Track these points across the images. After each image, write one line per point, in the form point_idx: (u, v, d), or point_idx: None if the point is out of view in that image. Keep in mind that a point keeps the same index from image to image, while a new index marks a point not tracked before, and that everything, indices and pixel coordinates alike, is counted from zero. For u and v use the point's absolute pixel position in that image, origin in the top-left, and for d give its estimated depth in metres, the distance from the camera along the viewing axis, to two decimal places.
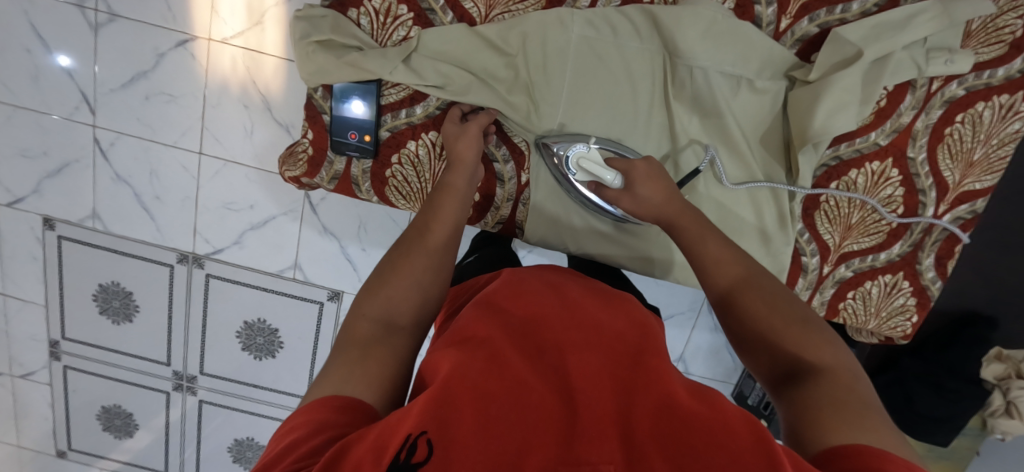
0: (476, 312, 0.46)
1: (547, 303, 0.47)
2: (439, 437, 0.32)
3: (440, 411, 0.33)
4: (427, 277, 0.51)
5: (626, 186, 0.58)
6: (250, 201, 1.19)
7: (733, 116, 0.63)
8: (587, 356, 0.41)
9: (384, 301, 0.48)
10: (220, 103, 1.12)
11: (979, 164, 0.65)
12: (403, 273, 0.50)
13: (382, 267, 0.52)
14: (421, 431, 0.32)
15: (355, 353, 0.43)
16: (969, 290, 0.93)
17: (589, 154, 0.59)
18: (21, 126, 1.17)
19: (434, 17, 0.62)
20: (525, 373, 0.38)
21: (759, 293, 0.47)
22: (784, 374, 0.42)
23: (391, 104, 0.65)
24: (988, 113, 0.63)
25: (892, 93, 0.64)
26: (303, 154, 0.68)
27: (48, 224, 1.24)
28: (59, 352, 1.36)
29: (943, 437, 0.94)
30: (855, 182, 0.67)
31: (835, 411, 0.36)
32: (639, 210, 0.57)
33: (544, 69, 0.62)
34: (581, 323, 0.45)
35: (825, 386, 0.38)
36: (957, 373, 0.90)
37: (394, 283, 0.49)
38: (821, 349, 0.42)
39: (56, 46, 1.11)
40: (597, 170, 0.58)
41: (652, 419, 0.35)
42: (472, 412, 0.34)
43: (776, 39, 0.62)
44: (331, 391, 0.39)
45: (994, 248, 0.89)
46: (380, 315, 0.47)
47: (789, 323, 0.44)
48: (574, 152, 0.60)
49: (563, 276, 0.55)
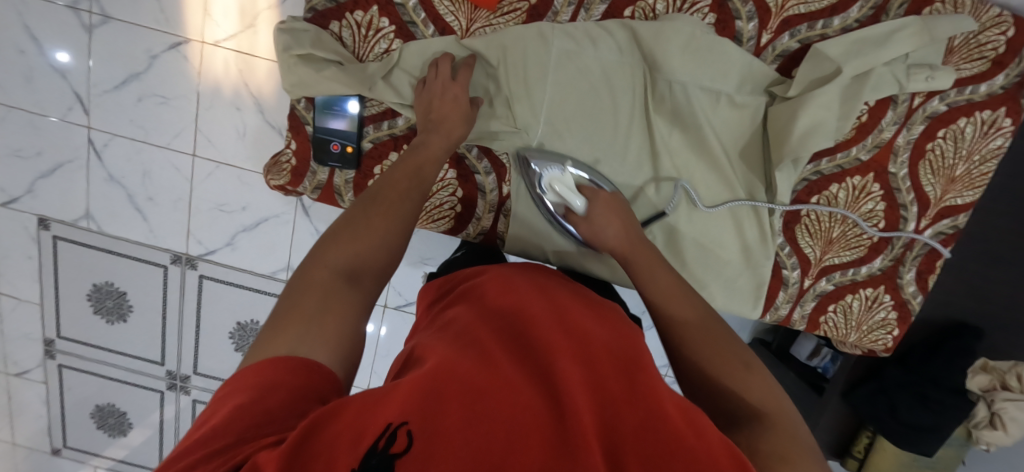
0: (468, 315, 0.46)
1: (539, 301, 0.47)
2: (421, 428, 0.31)
3: (424, 403, 0.33)
4: (390, 235, 0.50)
5: (589, 212, 0.59)
6: (242, 204, 1.20)
7: (713, 130, 0.63)
8: (576, 360, 0.40)
9: (352, 251, 0.47)
10: (213, 106, 1.13)
11: (961, 179, 0.65)
12: (371, 231, 0.49)
13: (346, 215, 0.51)
14: (404, 421, 0.31)
15: (308, 306, 0.41)
16: (955, 300, 0.93)
17: (562, 177, 0.60)
18: (15, 127, 1.18)
19: (415, 30, 0.63)
20: (515, 371, 0.38)
21: (700, 329, 0.48)
22: (727, 417, 0.42)
23: (373, 115, 0.65)
24: (969, 128, 0.63)
25: (873, 108, 0.64)
26: (286, 164, 0.68)
27: (43, 223, 1.25)
28: (54, 350, 1.37)
29: (927, 447, 0.93)
30: (836, 197, 0.67)
31: (788, 450, 0.36)
32: (596, 238, 0.59)
33: (525, 84, 0.62)
34: (573, 323, 0.44)
35: (775, 436, 0.38)
36: (941, 385, 0.91)
37: (358, 235, 0.48)
38: (762, 390, 0.43)
39: (51, 46, 1.11)
40: (567, 195, 0.60)
41: (639, 421, 0.34)
42: (457, 403, 0.33)
43: (757, 54, 0.62)
44: (283, 350, 0.38)
45: (980, 259, 0.89)
46: (345, 266, 0.46)
47: (731, 361, 0.45)
48: (548, 173, 0.61)
49: (550, 279, 0.54)
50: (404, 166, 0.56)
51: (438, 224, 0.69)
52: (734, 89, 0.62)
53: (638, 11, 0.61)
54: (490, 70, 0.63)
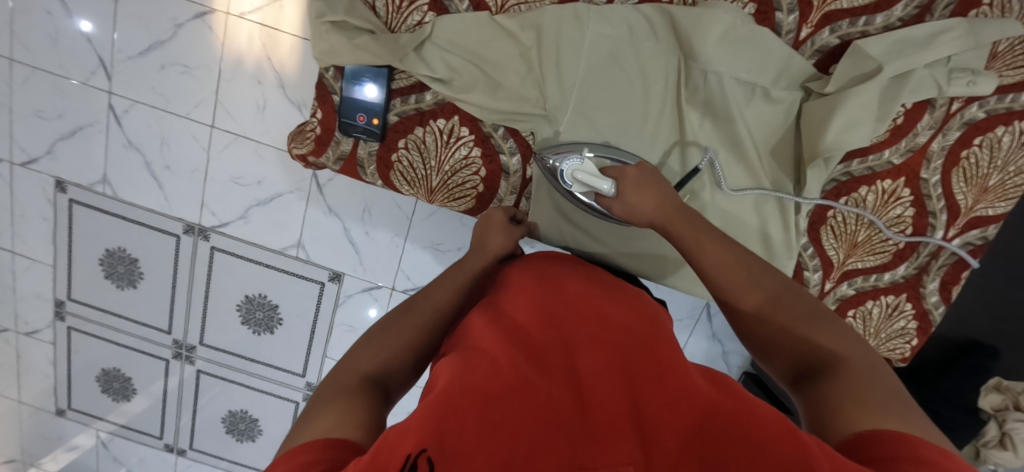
0: (480, 324, 0.43)
1: (549, 301, 0.44)
2: (445, 454, 0.26)
3: (439, 424, 0.28)
4: (420, 338, 0.49)
5: (619, 192, 0.54)
6: (258, 177, 1.20)
7: (745, 124, 0.62)
8: (593, 350, 0.37)
9: (377, 357, 0.46)
10: (234, 78, 1.13)
11: (993, 190, 0.64)
12: (392, 336, 0.48)
13: (379, 326, 0.51)
14: (422, 449, 0.26)
15: (339, 398, 0.38)
16: (973, 319, 0.92)
17: (583, 166, 0.56)
18: (37, 88, 1.18)
19: (450, 4, 0.62)
20: (532, 369, 0.34)
21: (762, 292, 0.47)
22: (804, 368, 0.43)
23: (401, 89, 0.65)
24: (1006, 138, 0.62)
25: (910, 111, 0.62)
26: (311, 133, 0.68)
27: (60, 186, 1.26)
28: (63, 312, 1.38)
29: None
30: (864, 200, 0.66)
31: (866, 399, 0.35)
32: (630, 217, 0.54)
33: (557, 65, 0.61)
34: (583, 319, 0.41)
35: (841, 380, 0.38)
36: (951, 401, 0.93)
37: (385, 342, 0.47)
38: (836, 342, 0.42)
39: (78, 11, 1.12)
40: (591, 180, 0.55)
41: (672, 402, 0.31)
42: (475, 417, 0.29)
43: (795, 48, 0.61)
44: (316, 433, 0.34)
45: (999, 279, 0.88)
46: (373, 370, 0.44)
47: (802, 322, 0.45)
48: (566, 167, 0.58)
49: (567, 269, 0.52)
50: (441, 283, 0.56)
51: (460, 202, 0.68)
52: (769, 81, 0.61)
53: None
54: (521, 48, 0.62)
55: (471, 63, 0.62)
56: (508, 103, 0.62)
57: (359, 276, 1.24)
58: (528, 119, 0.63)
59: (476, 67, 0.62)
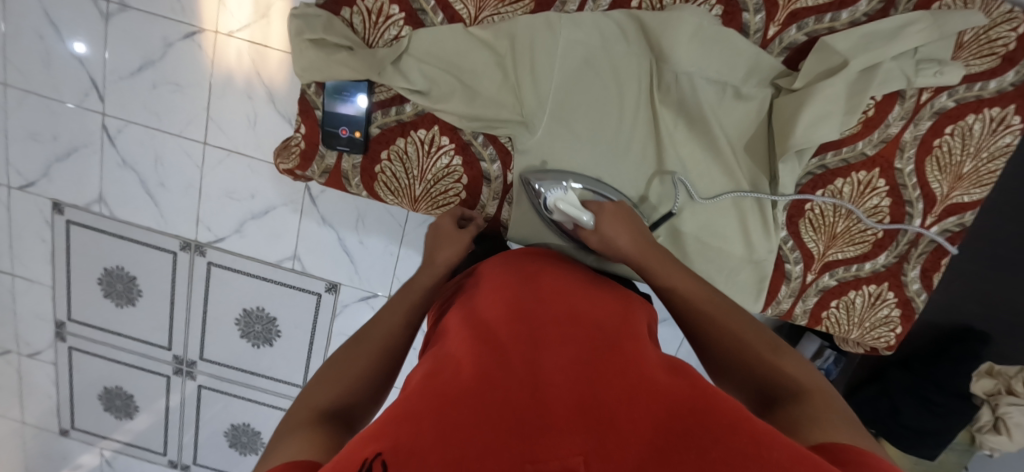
0: (453, 327, 0.44)
1: (521, 300, 0.45)
2: (400, 457, 0.27)
3: (398, 431, 0.28)
4: (383, 365, 0.49)
5: (598, 224, 0.57)
6: (251, 191, 1.21)
7: (719, 123, 0.63)
8: (560, 350, 0.38)
9: (345, 379, 0.46)
10: (225, 94, 1.15)
11: (968, 177, 0.65)
12: (357, 357, 0.48)
13: (343, 348, 0.51)
14: (378, 453, 0.26)
15: (307, 429, 0.38)
16: (962, 305, 0.93)
17: (566, 196, 0.59)
18: (32, 112, 1.20)
19: (425, 17, 0.63)
20: (496, 371, 0.34)
21: (732, 319, 0.48)
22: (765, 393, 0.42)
23: (382, 101, 0.66)
24: (977, 125, 0.63)
25: (880, 103, 0.63)
26: (296, 148, 0.69)
27: (57, 208, 1.28)
28: (64, 332, 1.40)
29: (929, 450, 0.95)
30: (841, 192, 0.67)
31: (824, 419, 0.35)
32: (607, 250, 0.57)
33: (532, 72, 0.62)
34: (553, 320, 0.42)
35: (802, 403, 0.38)
36: (944, 388, 0.92)
37: (349, 362, 0.48)
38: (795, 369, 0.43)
39: (70, 35, 1.14)
40: (572, 211, 0.58)
41: (630, 404, 0.32)
42: (434, 424, 0.29)
43: (763, 47, 0.62)
44: (284, 458, 0.33)
45: (986, 261, 0.90)
46: (343, 396, 0.44)
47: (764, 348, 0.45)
48: (550, 194, 0.61)
49: (544, 267, 0.53)
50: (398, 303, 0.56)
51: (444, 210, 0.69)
52: (740, 80, 0.62)
53: (646, 2, 0.61)
54: (496, 56, 0.63)
55: (448, 73, 0.63)
56: (486, 110, 0.63)
57: (355, 285, 1.26)
58: (506, 124, 0.65)
59: (453, 77, 0.63)
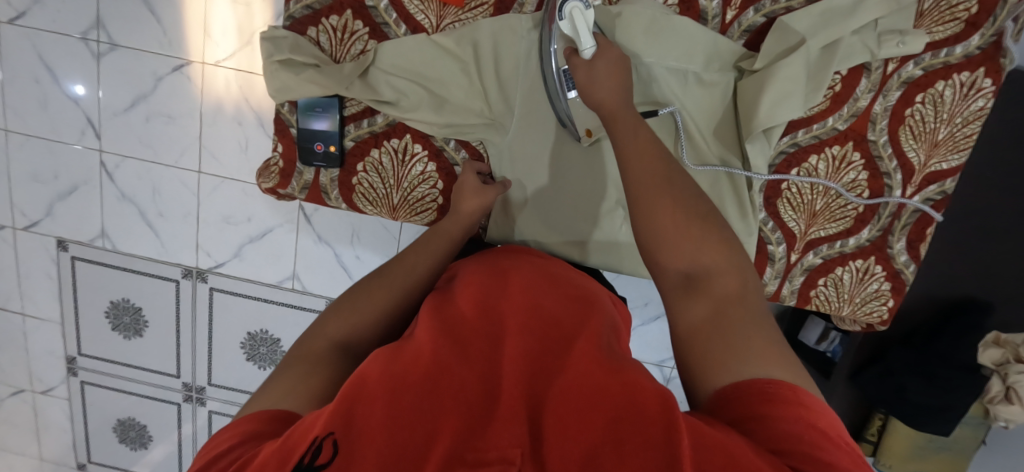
0: (428, 308, 0.46)
1: (492, 286, 0.47)
2: (347, 438, 0.31)
3: (351, 413, 0.32)
4: (399, 304, 0.52)
5: (595, 60, 0.54)
6: (247, 214, 1.24)
7: (685, 109, 0.64)
8: (519, 336, 0.40)
9: (352, 321, 0.48)
10: (215, 122, 1.18)
11: (944, 143, 0.65)
12: (377, 296, 0.51)
13: (360, 284, 0.54)
14: (329, 432, 0.31)
15: (306, 368, 0.42)
16: (959, 278, 0.93)
17: (585, 12, 0.55)
18: (33, 153, 1.25)
19: (389, 30, 0.64)
20: (452, 358, 0.37)
21: (673, 198, 0.45)
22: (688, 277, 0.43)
23: (353, 115, 0.67)
24: (948, 91, 0.63)
25: (846, 77, 0.63)
26: (276, 167, 0.71)
27: (62, 245, 1.31)
28: (75, 367, 1.42)
29: (940, 427, 0.93)
30: (816, 168, 0.67)
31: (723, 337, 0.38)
32: (588, 87, 0.53)
33: (497, 77, 0.63)
34: (518, 304, 0.44)
35: (713, 311, 0.40)
36: (948, 362, 0.92)
37: (357, 307, 0.50)
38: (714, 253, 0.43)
39: (65, 77, 1.19)
40: (580, 31, 0.55)
41: (570, 395, 0.35)
42: (384, 405, 0.33)
43: (723, 32, 0.62)
44: (264, 406, 0.38)
45: (977, 232, 0.89)
46: (338, 337, 0.47)
47: (692, 227, 0.44)
48: (568, 2, 0.56)
49: (522, 261, 0.54)
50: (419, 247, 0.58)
51: (421, 217, 0.69)
52: (701, 66, 0.62)
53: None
54: (461, 63, 0.64)
55: (415, 83, 0.64)
56: (456, 115, 0.65)
57: None
58: (475, 129, 0.66)
59: (419, 87, 0.64)
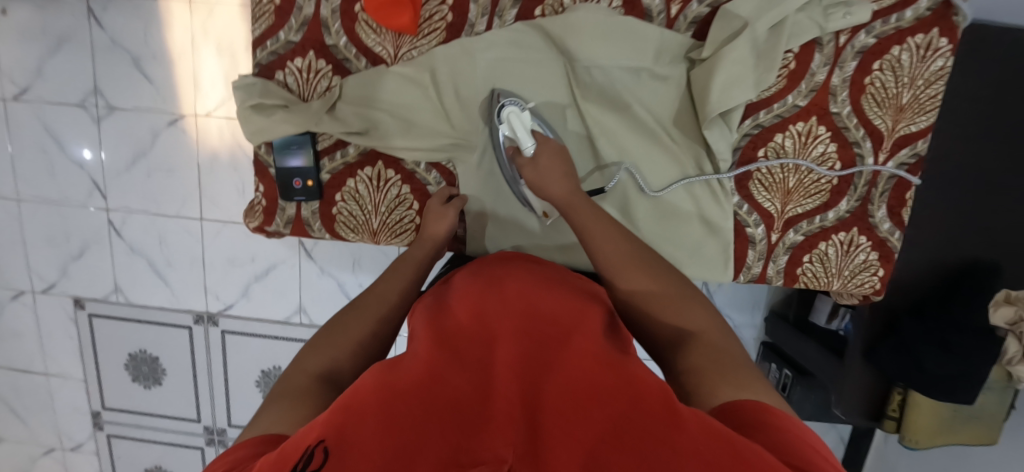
0: (423, 327, 0.48)
1: (485, 299, 0.49)
2: (339, 446, 0.31)
3: (343, 420, 0.33)
4: (375, 332, 0.56)
5: (538, 157, 0.61)
6: (251, 254, 1.27)
7: (643, 106, 0.65)
8: (512, 346, 0.42)
9: (332, 353, 0.51)
10: (212, 170, 1.23)
11: (909, 107, 0.65)
12: (353, 326, 0.55)
13: (334, 320, 0.57)
14: (321, 441, 0.31)
15: (294, 401, 0.44)
16: (962, 238, 0.89)
17: (520, 113, 0.61)
18: (44, 219, 1.31)
19: (351, 65, 0.67)
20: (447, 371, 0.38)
21: (647, 274, 0.55)
22: (676, 339, 0.49)
23: (325, 148, 0.70)
24: (905, 55, 0.63)
25: (799, 54, 0.64)
26: (259, 206, 0.73)
27: (79, 303, 1.37)
28: (101, 421, 1.46)
29: (965, 395, 0.91)
30: (783, 147, 0.67)
31: (715, 367, 0.43)
32: (540, 184, 0.60)
33: (457, 97, 0.66)
34: (509, 316, 0.46)
35: (699, 353, 0.45)
36: (962, 328, 0.88)
37: (335, 339, 0.53)
38: (693, 315, 0.50)
39: (68, 143, 1.25)
40: (518, 132, 0.61)
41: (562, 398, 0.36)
42: (377, 414, 0.33)
43: (670, 26, 0.63)
44: (260, 433, 0.39)
45: (977, 190, 0.86)
46: (322, 368, 0.49)
47: (672, 298, 0.53)
48: (506, 107, 0.62)
49: (513, 268, 0.56)
50: (391, 275, 0.62)
51: (402, 238, 0.71)
52: (651, 61, 0.63)
53: (548, 7, 0.63)
54: (423, 89, 0.67)
55: (382, 112, 0.67)
56: (424, 138, 0.67)
57: None
58: (444, 147, 0.68)
59: (386, 114, 0.67)
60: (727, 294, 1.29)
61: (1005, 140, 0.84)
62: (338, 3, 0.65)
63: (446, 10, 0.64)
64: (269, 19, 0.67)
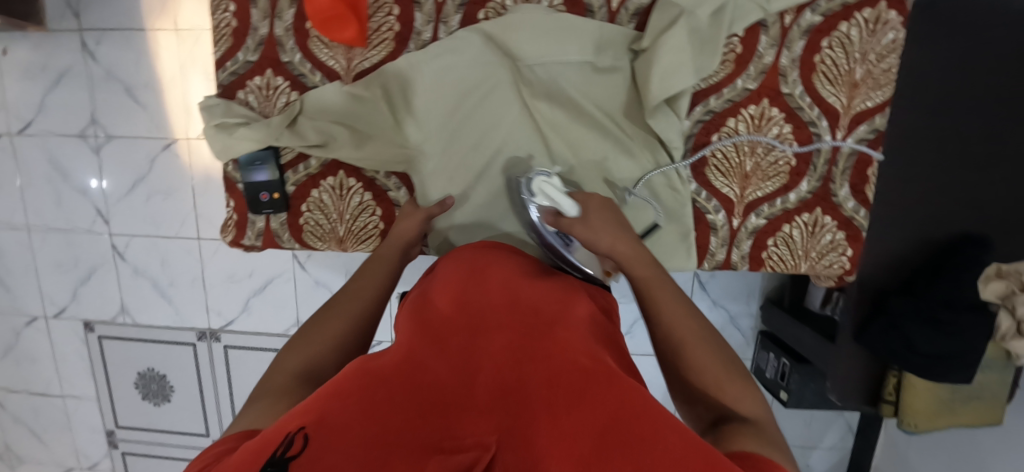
0: (407, 319, 0.47)
1: (470, 289, 0.48)
2: (319, 430, 0.30)
3: (324, 406, 0.32)
4: (357, 326, 0.54)
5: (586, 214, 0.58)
6: (248, 270, 1.31)
7: (591, 100, 0.66)
8: (497, 336, 0.41)
9: (312, 350, 0.50)
10: (207, 190, 1.27)
11: (863, 82, 0.64)
12: (334, 320, 0.54)
13: (318, 315, 0.56)
14: (301, 427, 0.30)
15: (279, 398, 0.43)
16: (950, 210, 0.85)
17: (549, 180, 0.61)
18: (52, 247, 1.36)
19: (306, 80, 0.69)
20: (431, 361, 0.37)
21: (704, 346, 0.50)
22: (722, 418, 0.44)
23: (289, 162, 0.72)
24: (854, 31, 0.63)
25: (744, 38, 0.64)
26: (230, 221, 0.76)
27: (89, 326, 1.42)
28: (116, 439, 1.51)
29: (959, 376, 0.85)
30: (737, 130, 0.67)
31: (752, 438, 0.39)
32: (591, 241, 0.57)
33: (408, 110, 0.66)
34: (494, 307, 0.45)
35: (741, 427, 0.41)
36: (954, 305, 0.82)
37: (313, 336, 0.52)
38: (750, 404, 0.45)
39: (71, 173, 1.31)
40: (555, 197, 0.59)
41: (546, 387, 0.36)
42: (359, 402, 0.32)
43: (612, 20, 0.64)
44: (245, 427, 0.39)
45: (965, 165, 0.83)
46: (304, 364, 0.48)
47: (728, 375, 0.47)
48: (535, 178, 0.62)
49: (499, 257, 0.56)
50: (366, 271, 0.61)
51: (368, 244, 0.72)
52: (593, 54, 0.63)
53: (491, 12, 0.65)
54: (376, 105, 0.67)
55: (339, 125, 0.69)
56: (380, 151, 0.68)
57: None
58: (399, 160, 0.68)
59: (342, 128, 0.69)
60: (721, 285, 1.27)
61: (976, 113, 0.82)
62: (291, 22, 0.68)
63: (393, 21, 0.66)
64: (228, 41, 0.69)
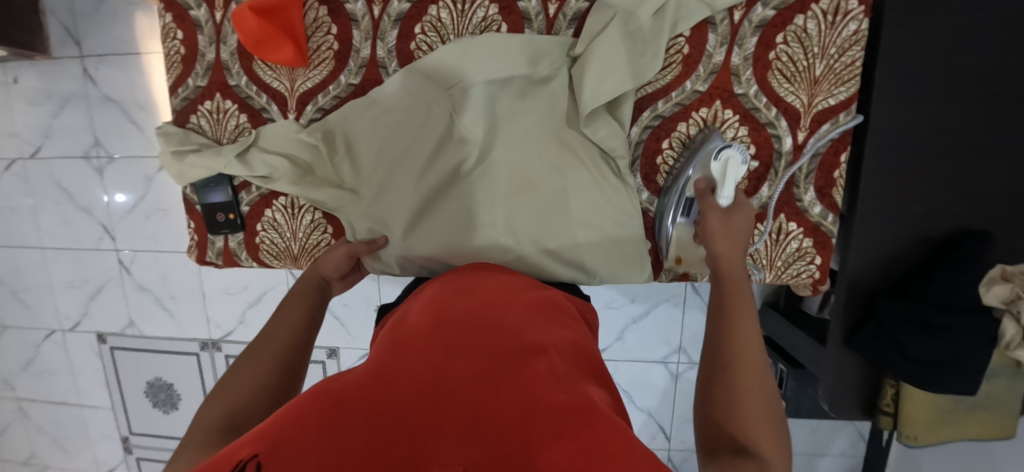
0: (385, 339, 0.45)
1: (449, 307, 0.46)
2: (272, 457, 0.28)
3: (282, 431, 0.30)
4: (280, 368, 0.52)
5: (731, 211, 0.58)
6: (243, 282, 1.34)
7: (533, 111, 0.63)
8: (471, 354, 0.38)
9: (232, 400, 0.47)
10: None
11: (825, 79, 0.60)
12: (255, 364, 0.51)
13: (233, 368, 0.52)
14: (255, 455, 0.28)
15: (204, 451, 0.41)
16: (946, 207, 0.73)
17: (735, 164, 0.59)
18: (64, 264, 1.43)
19: (252, 101, 0.70)
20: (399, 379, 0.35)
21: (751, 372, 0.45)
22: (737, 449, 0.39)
23: (242, 183, 0.72)
24: (812, 24, 0.58)
25: (690, 38, 0.60)
26: (193, 240, 0.77)
27: (101, 338, 1.49)
28: (131, 445, 1.58)
29: (958, 384, 0.73)
30: (689, 136, 0.64)
31: None
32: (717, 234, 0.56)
33: (350, 142, 0.66)
34: (472, 325, 0.43)
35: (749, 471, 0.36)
36: (946, 307, 0.70)
37: (228, 387, 0.48)
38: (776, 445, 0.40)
39: (76, 193, 1.36)
40: (726, 179, 0.59)
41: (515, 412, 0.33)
42: (316, 426, 0.30)
43: (550, 28, 0.63)
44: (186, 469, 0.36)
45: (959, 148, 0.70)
46: (227, 415, 0.45)
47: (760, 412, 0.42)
48: (730, 149, 0.60)
49: (484, 279, 0.54)
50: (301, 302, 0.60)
51: None
52: (528, 67, 0.62)
53: (428, 25, 0.64)
54: (328, 150, 0.67)
55: (288, 162, 0.68)
56: (325, 186, 0.68)
57: (352, 348, 1.23)
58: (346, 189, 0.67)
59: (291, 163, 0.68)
60: None
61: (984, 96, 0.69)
62: (235, 46, 0.68)
63: (332, 39, 0.66)
64: (178, 68, 0.71)
